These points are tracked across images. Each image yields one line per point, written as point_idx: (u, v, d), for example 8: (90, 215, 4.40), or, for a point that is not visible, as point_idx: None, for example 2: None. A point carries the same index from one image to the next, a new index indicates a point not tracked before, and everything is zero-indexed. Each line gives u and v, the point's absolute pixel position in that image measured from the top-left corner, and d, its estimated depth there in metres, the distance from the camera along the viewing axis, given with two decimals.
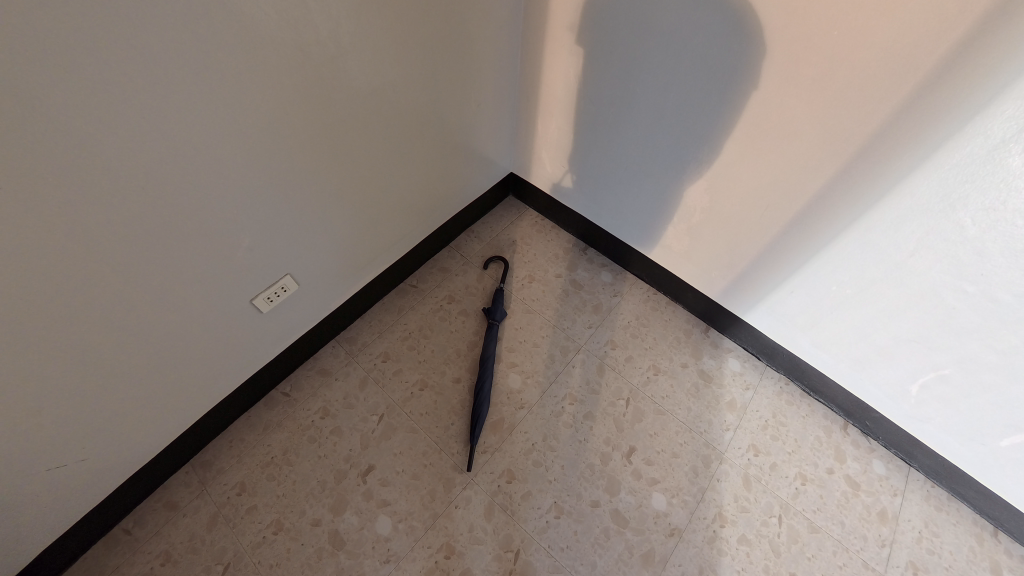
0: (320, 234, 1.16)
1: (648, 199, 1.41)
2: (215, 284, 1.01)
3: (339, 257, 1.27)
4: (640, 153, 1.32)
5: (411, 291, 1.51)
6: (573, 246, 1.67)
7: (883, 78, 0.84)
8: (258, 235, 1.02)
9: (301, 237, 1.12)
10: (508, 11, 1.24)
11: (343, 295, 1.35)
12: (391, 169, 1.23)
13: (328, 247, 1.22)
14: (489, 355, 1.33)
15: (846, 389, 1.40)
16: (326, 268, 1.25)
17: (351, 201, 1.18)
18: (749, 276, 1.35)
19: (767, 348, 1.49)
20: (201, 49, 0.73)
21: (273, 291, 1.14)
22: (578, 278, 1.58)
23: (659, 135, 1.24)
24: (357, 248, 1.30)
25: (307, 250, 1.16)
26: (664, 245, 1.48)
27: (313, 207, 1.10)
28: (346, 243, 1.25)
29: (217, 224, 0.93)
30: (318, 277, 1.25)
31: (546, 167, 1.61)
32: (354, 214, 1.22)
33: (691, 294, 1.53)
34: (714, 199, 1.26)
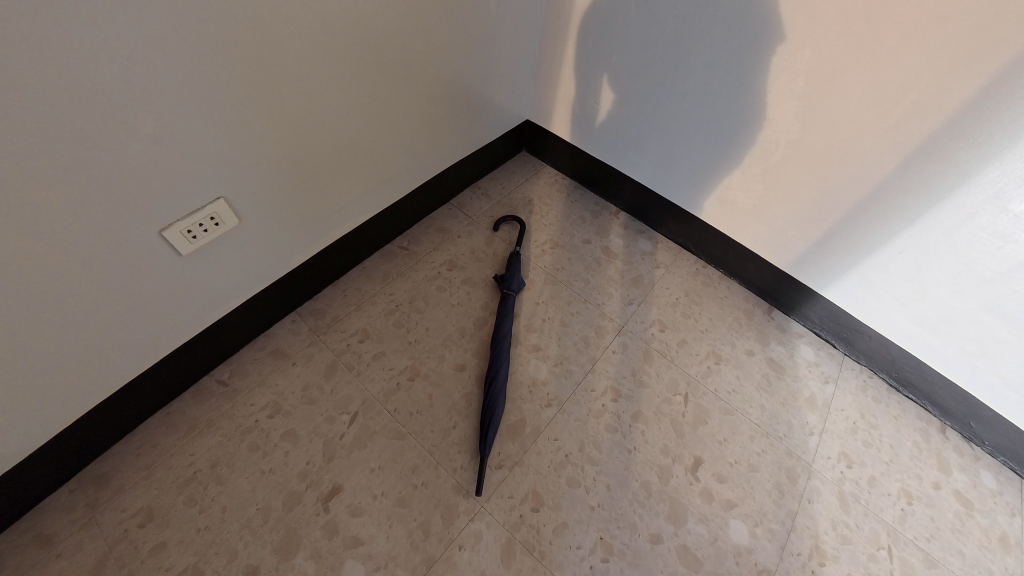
0: (266, 146, 0.78)
1: (713, 130, 1.05)
2: (88, 203, 0.63)
3: (292, 196, 0.88)
4: (709, 64, 0.97)
5: (399, 254, 1.14)
6: (602, 207, 1.33)
7: None
8: (177, 129, 0.66)
9: (231, 146, 0.73)
10: None
11: (297, 251, 0.97)
12: (371, 67, 0.85)
13: (277, 173, 0.83)
14: (506, 333, 0.99)
15: (948, 379, 1.09)
16: (273, 206, 0.86)
17: (309, 107, 0.80)
18: (841, 236, 1.02)
19: (847, 330, 1.18)
20: None
21: (198, 221, 0.76)
22: (612, 244, 1.22)
23: (746, 25, 0.88)
24: (318, 184, 0.92)
25: (244, 168, 0.77)
26: (723, 200, 1.14)
27: (245, 99, 0.71)
28: (301, 174, 0.87)
29: (94, 89, 0.56)
30: (273, 222, 0.88)
31: (571, 104, 1.26)
32: (316, 129, 0.84)
33: (752, 265, 1.20)
34: (805, 123, 0.92)
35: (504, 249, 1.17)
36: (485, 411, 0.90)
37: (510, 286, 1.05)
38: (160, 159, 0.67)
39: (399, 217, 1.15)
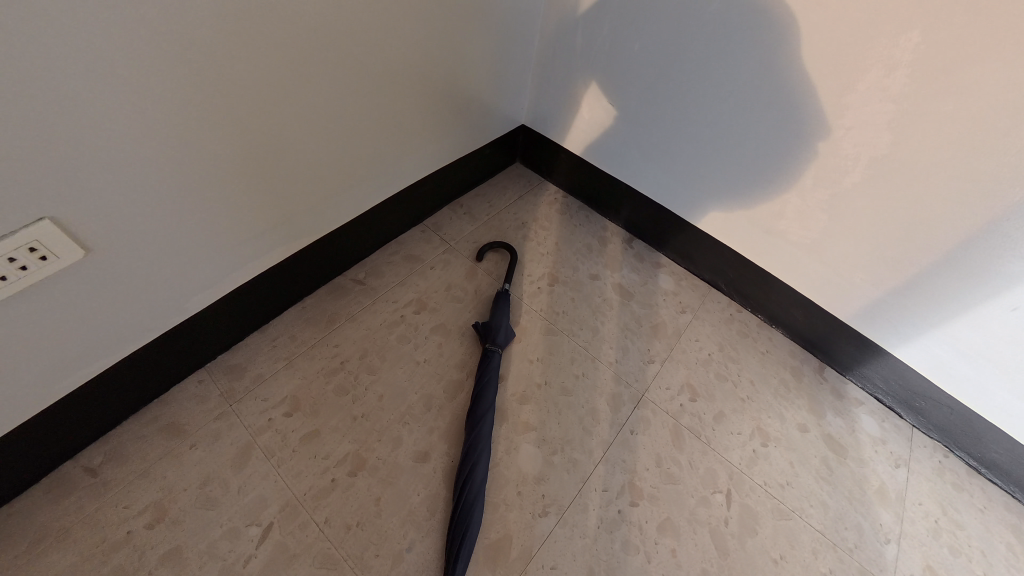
0: (114, 134, 0.50)
1: (768, 137, 0.78)
2: None
3: (168, 208, 0.60)
4: (766, 54, 0.71)
5: (352, 290, 0.87)
6: (613, 233, 1.07)
7: None
8: None
9: (36, 129, 0.45)
10: None
11: (189, 286, 0.69)
12: (290, 26, 0.58)
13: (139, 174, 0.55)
14: (489, 406, 0.72)
15: None
16: (138, 224, 0.58)
17: (192, 82, 0.53)
18: (929, 286, 0.77)
19: (916, 395, 0.91)
20: None
21: (9, 252, 0.49)
22: (626, 282, 0.97)
23: None
24: (214, 196, 0.64)
25: (74, 167, 0.50)
26: (771, 231, 0.88)
27: (54, 52, 0.43)
28: (185, 179, 0.59)
29: None
30: (148, 251, 0.62)
31: (577, 105, 0.99)
32: (203, 113, 0.56)
33: (801, 313, 0.95)
34: (901, 132, 0.66)
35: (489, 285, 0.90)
36: (454, 527, 0.64)
37: (495, 340, 0.79)
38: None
39: (353, 244, 0.88)
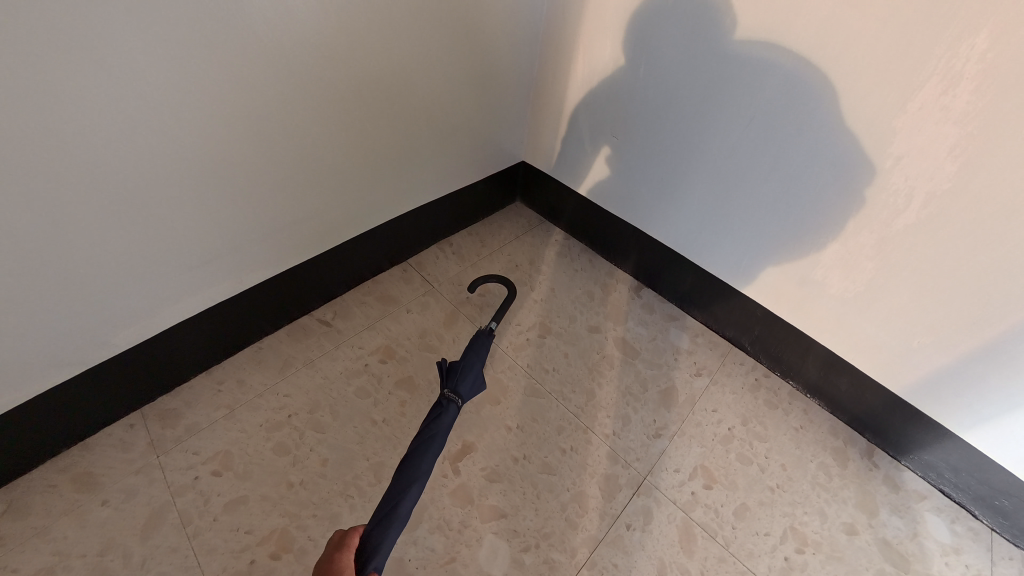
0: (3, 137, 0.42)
1: (799, 168, 0.66)
2: None
3: (75, 229, 0.51)
4: (794, 76, 0.61)
5: (315, 331, 0.78)
6: (620, 279, 0.95)
7: None
8: None
9: None
10: None
11: (111, 320, 0.60)
12: (232, 25, 0.50)
13: (35, 186, 0.46)
14: (420, 475, 0.52)
15: None
16: (46, 247, 0.50)
17: (108, 90, 0.46)
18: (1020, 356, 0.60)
19: (1002, 493, 0.71)
20: None
21: None
22: (632, 337, 0.84)
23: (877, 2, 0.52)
24: (143, 221, 0.56)
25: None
26: (806, 282, 0.74)
27: None
28: (104, 199, 0.51)
29: None
30: (67, 281, 0.54)
31: (580, 138, 0.89)
32: (117, 121, 0.48)
33: (846, 381, 0.79)
34: (973, 162, 0.54)
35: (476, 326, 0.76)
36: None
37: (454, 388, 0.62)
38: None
39: (322, 283, 0.80)
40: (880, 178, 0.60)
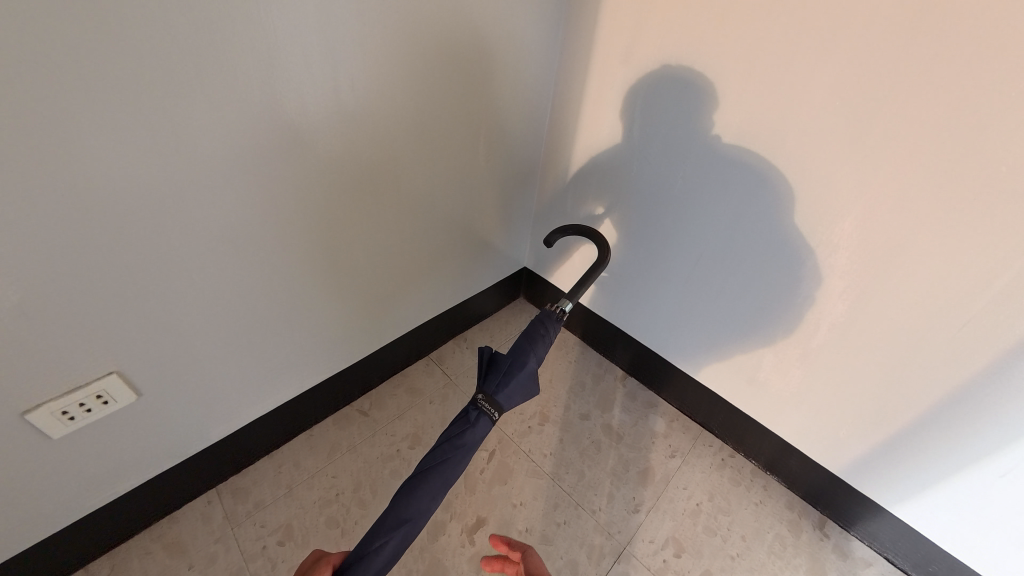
0: (175, 308, 0.64)
1: (737, 294, 0.86)
2: None
3: (202, 357, 0.71)
4: (724, 235, 0.82)
5: (356, 419, 0.96)
6: (607, 370, 1.13)
7: None
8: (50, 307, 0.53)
9: (127, 312, 0.60)
10: (540, 37, 0.85)
11: (210, 419, 0.78)
12: (324, 218, 0.72)
13: (182, 333, 0.67)
14: (413, 515, 0.56)
15: None
16: (180, 371, 0.70)
17: (241, 268, 0.67)
18: (916, 447, 0.77)
19: (928, 561, 0.86)
20: None
21: (79, 400, 0.61)
22: (617, 422, 1.01)
23: (768, 197, 0.74)
24: (244, 348, 0.76)
25: (129, 328, 0.61)
26: (754, 381, 0.92)
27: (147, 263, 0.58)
28: (223, 336, 0.71)
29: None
30: (188, 393, 0.73)
31: (570, 254, 1.12)
32: (241, 286, 0.69)
33: (795, 462, 0.95)
34: (853, 307, 0.73)
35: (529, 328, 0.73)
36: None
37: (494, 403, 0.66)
38: (9, 338, 0.52)
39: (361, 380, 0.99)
40: (795, 311, 0.80)
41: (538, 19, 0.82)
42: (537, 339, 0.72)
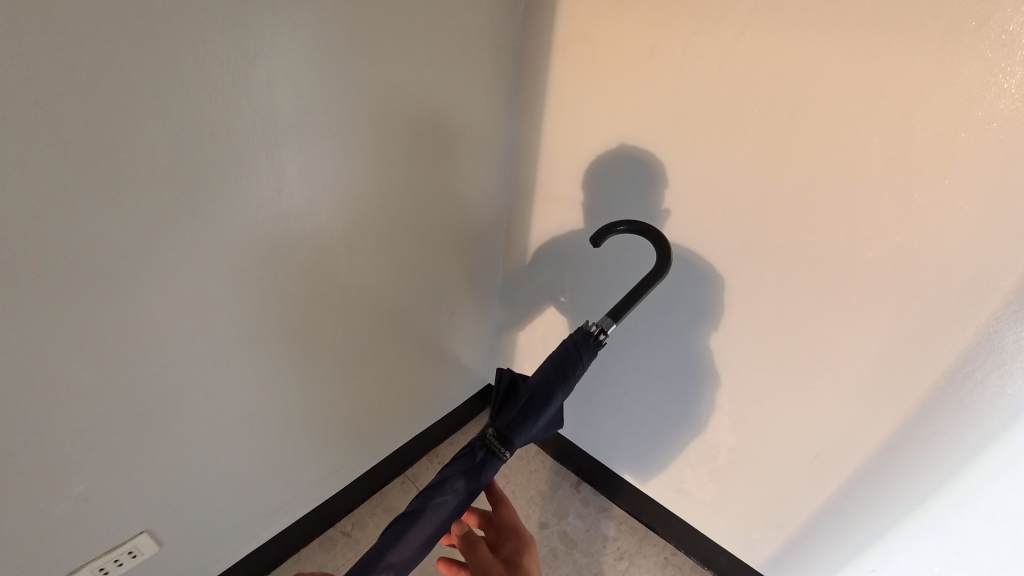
0: (210, 464, 0.85)
1: (654, 419, 1.07)
2: (20, 558, 0.68)
3: (223, 501, 0.91)
4: (640, 374, 1.06)
5: (341, 540, 1.16)
6: (562, 478, 1.29)
7: (954, 307, 0.66)
8: (127, 478, 0.74)
9: (174, 477, 0.81)
10: (490, 226, 1.17)
11: (221, 550, 0.96)
12: (329, 381, 0.98)
13: (211, 484, 0.87)
14: (401, 560, 0.68)
15: None
16: (204, 515, 0.89)
17: (262, 428, 0.90)
18: (808, 546, 0.94)
19: None
20: (70, 268, 0.56)
21: (116, 558, 0.79)
22: (571, 530, 1.18)
23: (656, 351, 1.01)
24: (255, 488, 0.96)
25: (176, 487, 0.82)
26: (680, 490, 1.09)
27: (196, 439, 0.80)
28: (240, 482, 0.92)
29: (70, 464, 0.67)
30: (207, 530, 0.91)
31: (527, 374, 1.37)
32: (259, 443, 0.91)
33: (726, 558, 1.09)
34: (734, 436, 0.95)
35: (563, 356, 0.75)
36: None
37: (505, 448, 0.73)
38: (90, 512, 0.72)
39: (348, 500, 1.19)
40: (694, 434, 1.01)
41: (486, 220, 1.16)
42: (568, 374, 0.74)
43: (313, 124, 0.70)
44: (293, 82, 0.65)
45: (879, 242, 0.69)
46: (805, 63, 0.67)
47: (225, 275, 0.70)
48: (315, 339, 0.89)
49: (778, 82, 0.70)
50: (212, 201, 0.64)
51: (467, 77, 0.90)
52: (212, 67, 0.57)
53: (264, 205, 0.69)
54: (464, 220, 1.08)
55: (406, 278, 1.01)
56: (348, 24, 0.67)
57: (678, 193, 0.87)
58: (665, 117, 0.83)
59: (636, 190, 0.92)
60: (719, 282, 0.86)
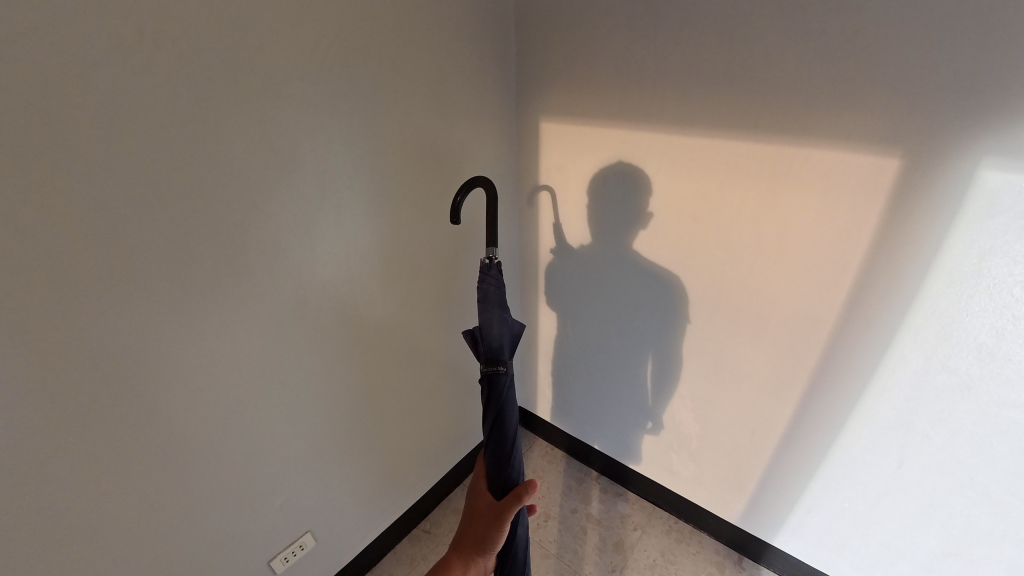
0: (343, 480, 1.31)
1: (647, 422, 1.51)
2: (248, 542, 1.13)
3: (353, 503, 1.38)
4: (630, 390, 1.51)
5: (423, 536, 1.64)
6: (584, 475, 1.78)
7: (804, 331, 1.08)
8: (299, 489, 1.20)
9: (326, 488, 1.27)
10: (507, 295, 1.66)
11: (346, 546, 1.41)
12: (411, 415, 1.47)
13: (344, 494, 1.34)
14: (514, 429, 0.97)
15: None
16: (339, 516, 1.34)
17: (372, 452, 1.38)
18: (764, 501, 1.34)
19: None
20: (289, 358, 1.07)
21: (291, 550, 1.23)
22: (594, 511, 1.64)
23: (635, 373, 1.47)
24: (368, 497, 1.42)
25: (327, 495, 1.28)
26: (671, 470, 1.53)
27: (341, 460, 1.29)
28: (359, 492, 1.38)
29: (279, 478, 1.14)
30: (338, 528, 1.36)
31: (547, 396, 1.83)
32: (371, 462, 1.39)
33: (713, 520, 1.50)
34: (695, 427, 1.39)
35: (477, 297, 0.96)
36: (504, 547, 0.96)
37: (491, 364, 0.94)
38: (285, 512, 1.19)
39: (423, 506, 1.66)
40: (673, 429, 1.46)
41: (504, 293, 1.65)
42: (490, 298, 0.96)
43: (394, 260, 1.22)
44: (383, 241, 1.18)
45: (762, 295, 1.11)
46: (691, 196, 1.13)
47: (355, 356, 1.21)
48: (401, 389, 1.38)
49: (675, 204, 1.16)
50: (351, 316, 1.17)
51: (479, 207, 1.42)
52: (348, 246, 1.10)
53: (371, 309, 1.21)
54: None
55: (453, 341, 1.51)
56: (412, 203, 1.21)
57: (632, 270, 1.32)
58: (610, 226, 1.31)
59: (596, 272, 1.41)
60: (668, 326, 1.32)
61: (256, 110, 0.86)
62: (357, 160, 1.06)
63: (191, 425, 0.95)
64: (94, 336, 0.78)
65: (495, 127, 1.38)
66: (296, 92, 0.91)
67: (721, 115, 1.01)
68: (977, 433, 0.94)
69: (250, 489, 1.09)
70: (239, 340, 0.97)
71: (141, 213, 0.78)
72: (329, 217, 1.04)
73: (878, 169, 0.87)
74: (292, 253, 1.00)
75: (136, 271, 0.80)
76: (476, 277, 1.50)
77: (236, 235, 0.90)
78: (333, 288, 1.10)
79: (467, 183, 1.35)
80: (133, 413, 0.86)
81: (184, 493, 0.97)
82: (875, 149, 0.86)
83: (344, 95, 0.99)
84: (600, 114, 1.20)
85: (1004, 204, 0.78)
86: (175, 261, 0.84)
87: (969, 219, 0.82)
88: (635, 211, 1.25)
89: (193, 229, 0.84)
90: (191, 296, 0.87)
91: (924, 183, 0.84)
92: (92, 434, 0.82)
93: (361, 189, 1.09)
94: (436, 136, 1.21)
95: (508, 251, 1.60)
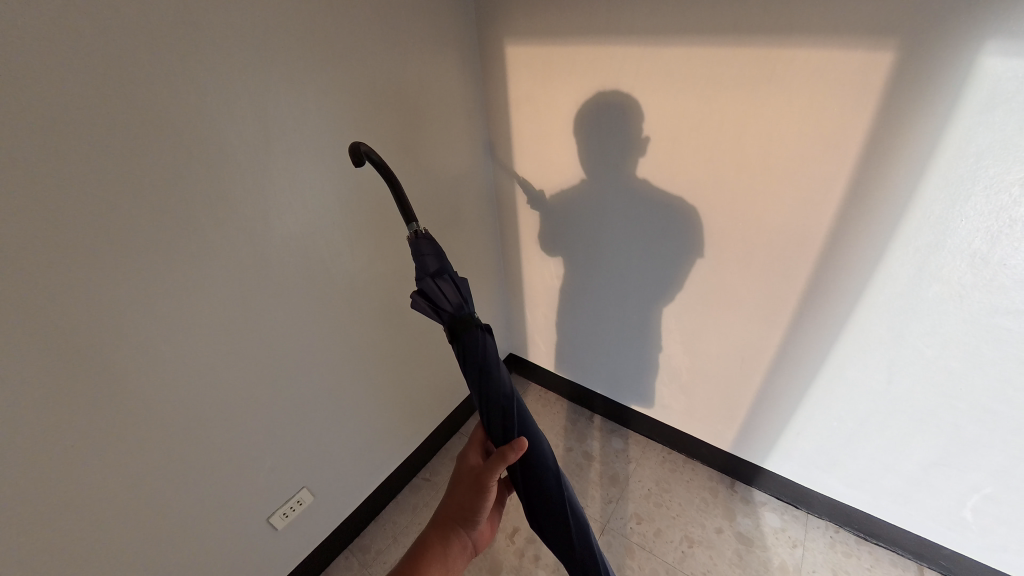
0: (335, 435, 1.32)
1: (639, 359, 1.51)
2: (243, 501, 1.14)
3: (348, 457, 1.39)
4: (619, 329, 1.51)
5: (424, 485, 1.67)
6: (578, 415, 1.80)
7: (792, 252, 1.03)
8: (288, 449, 1.20)
9: (317, 445, 1.28)
10: (485, 241, 1.62)
11: (347, 497, 1.44)
12: (398, 368, 1.46)
13: (338, 449, 1.35)
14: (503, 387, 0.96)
15: (900, 526, 1.25)
16: (335, 470, 1.36)
17: (362, 407, 1.37)
18: (754, 425, 1.35)
19: (801, 495, 1.40)
20: (259, 321, 1.04)
21: (289, 506, 1.25)
22: (590, 449, 1.67)
23: (623, 309, 1.45)
24: (363, 450, 1.44)
25: (321, 451, 1.30)
26: (662, 404, 1.55)
27: (329, 416, 1.28)
28: (353, 445, 1.39)
29: (266, 439, 1.14)
30: (334, 483, 1.38)
31: (537, 341, 1.83)
32: (362, 416, 1.39)
33: (705, 448, 1.53)
34: (683, 359, 1.39)
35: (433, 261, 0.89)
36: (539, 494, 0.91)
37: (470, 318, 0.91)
38: (277, 470, 1.20)
39: (421, 456, 1.70)
40: (662, 364, 1.46)
41: (485, 238, 1.61)
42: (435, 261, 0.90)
43: (360, 212, 1.16)
44: (347, 191, 1.11)
45: (746, 218, 1.06)
46: (667, 117, 1.06)
47: (331, 314, 1.19)
48: (384, 344, 1.37)
49: (653, 128, 1.09)
50: (320, 272, 1.12)
51: (449, 149, 1.35)
52: (307, 198, 1.04)
53: (342, 265, 1.17)
54: (468, 244, 1.54)
55: None
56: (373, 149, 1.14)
57: (612, 204, 1.27)
58: (587, 159, 1.24)
59: (578, 210, 1.36)
60: (652, 261, 1.29)
61: (176, 45, 0.77)
62: (304, 101, 0.97)
63: (162, 393, 0.92)
64: (32, 310, 0.73)
65: (457, 59, 1.28)
66: (221, 25, 0.81)
67: (698, 20, 0.91)
68: (969, 343, 0.92)
69: (236, 453, 1.09)
70: (200, 304, 0.93)
71: (61, 169, 0.70)
72: (280, 168, 0.97)
73: (869, 67, 0.79)
74: (242, 209, 0.93)
75: (67, 235, 0.73)
76: (453, 225, 1.45)
77: (178, 191, 0.83)
78: (297, 244, 1.05)
79: (431, 122, 1.26)
80: (93, 385, 0.82)
81: (167, 460, 0.96)
82: (866, 44, 0.78)
83: (281, 28, 0.89)
84: (569, 32, 1.10)
85: (1006, 93, 0.71)
86: (110, 223, 0.77)
87: (966, 116, 0.75)
88: (611, 140, 1.17)
89: (127, 185, 0.77)
90: (136, 259, 0.82)
91: (920, 78, 0.76)
92: (50, 410, 0.78)
93: (314, 135, 1.01)
94: (392, 71, 1.12)
95: (484, 195, 1.54)
